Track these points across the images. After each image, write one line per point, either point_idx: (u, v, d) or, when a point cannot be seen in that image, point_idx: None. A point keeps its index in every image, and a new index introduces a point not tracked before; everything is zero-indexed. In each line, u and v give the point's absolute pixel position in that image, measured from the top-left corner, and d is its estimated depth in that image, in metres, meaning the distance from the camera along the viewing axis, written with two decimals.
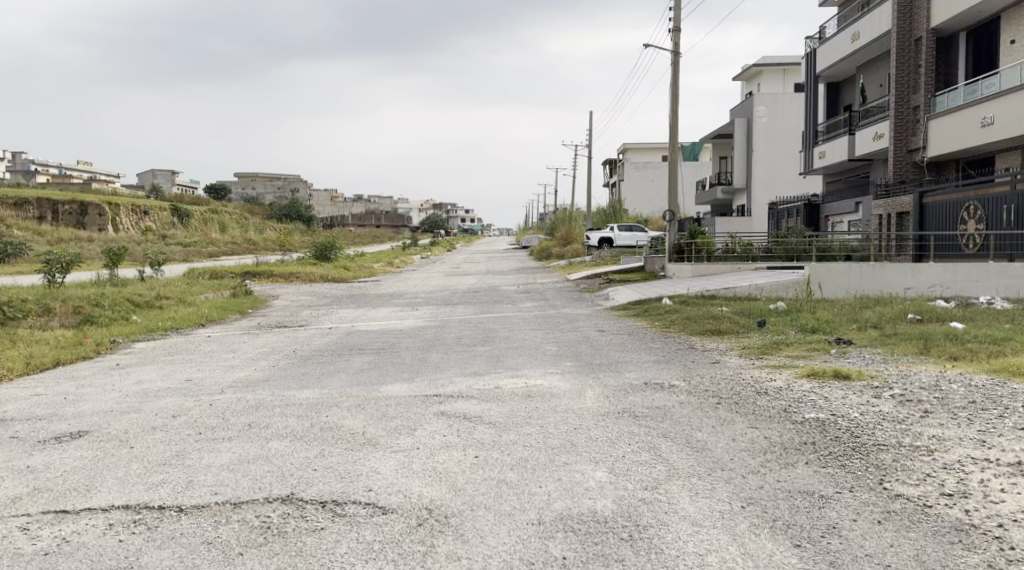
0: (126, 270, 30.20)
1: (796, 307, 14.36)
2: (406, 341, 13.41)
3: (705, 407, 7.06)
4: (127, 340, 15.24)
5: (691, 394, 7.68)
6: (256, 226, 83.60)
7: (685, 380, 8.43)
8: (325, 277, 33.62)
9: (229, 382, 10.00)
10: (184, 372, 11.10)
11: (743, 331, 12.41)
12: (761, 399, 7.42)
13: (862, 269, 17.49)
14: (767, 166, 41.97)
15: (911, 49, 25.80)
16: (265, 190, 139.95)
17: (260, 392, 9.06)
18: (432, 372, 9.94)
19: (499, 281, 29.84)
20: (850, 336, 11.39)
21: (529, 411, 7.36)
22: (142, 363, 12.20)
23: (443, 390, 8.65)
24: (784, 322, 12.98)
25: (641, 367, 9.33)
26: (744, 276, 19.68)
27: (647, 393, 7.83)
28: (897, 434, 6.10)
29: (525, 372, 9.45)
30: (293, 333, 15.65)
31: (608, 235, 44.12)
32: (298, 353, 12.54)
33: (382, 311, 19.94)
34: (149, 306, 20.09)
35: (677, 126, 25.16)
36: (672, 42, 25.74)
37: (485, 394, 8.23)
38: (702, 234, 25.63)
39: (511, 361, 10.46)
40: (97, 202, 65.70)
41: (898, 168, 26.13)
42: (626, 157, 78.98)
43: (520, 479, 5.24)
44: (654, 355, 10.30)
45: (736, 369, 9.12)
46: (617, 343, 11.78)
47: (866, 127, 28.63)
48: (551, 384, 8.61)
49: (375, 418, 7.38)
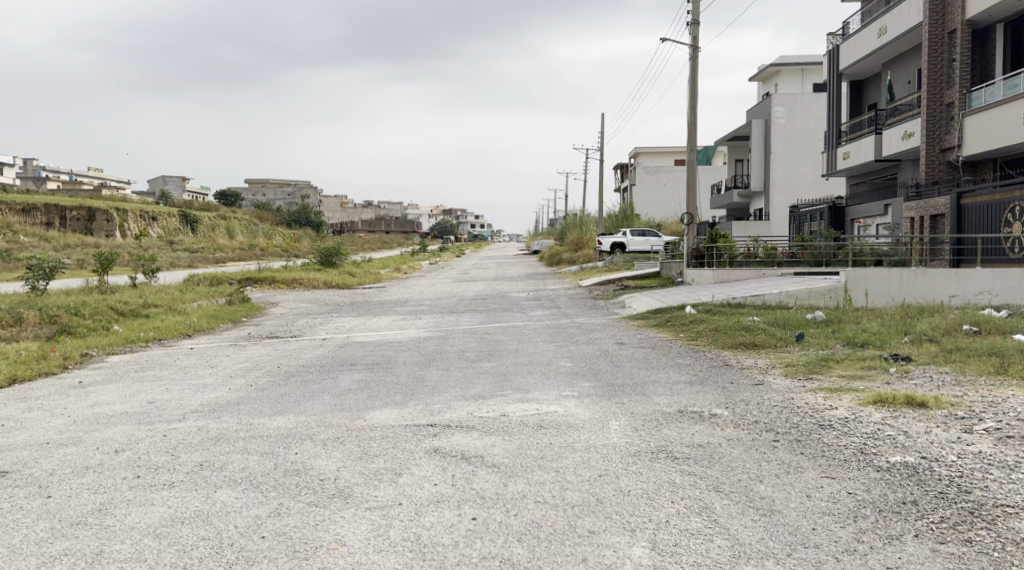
0: (120, 276, 28.97)
1: (836, 317, 12.91)
2: (404, 356, 12.08)
3: (761, 448, 5.69)
4: (103, 353, 14.00)
5: (740, 428, 6.31)
6: (266, 231, 82.60)
7: (727, 408, 7.04)
8: (328, 283, 32.36)
9: (195, 407, 8.65)
10: (149, 392, 9.77)
11: (784, 346, 11.00)
12: (826, 435, 6.06)
13: (902, 276, 15.99)
14: (785, 168, 40.39)
15: (944, 43, 24.28)
16: (275, 196, 139.18)
17: (226, 420, 7.74)
18: (428, 395, 8.57)
19: (508, 288, 28.47)
20: (909, 352, 9.99)
21: (541, 449, 6.01)
22: (107, 380, 10.89)
23: (438, 419, 7.30)
24: (826, 335, 11.55)
25: (672, 391, 7.95)
26: (770, 283, 18.28)
27: (684, 426, 6.46)
28: (1020, 488, 4.70)
29: (536, 397, 8.07)
30: (283, 346, 14.32)
31: (621, 240, 42.71)
32: (282, 369, 11.20)
33: (383, 321, 18.61)
34: (135, 315, 18.89)
35: (696, 123, 23.77)
36: (691, 36, 24.42)
37: (490, 425, 6.87)
38: (722, 237, 24.26)
39: (520, 381, 9.11)
40: (106, 208, 64.77)
41: (931, 169, 24.58)
42: (637, 161, 77.73)
43: (530, 560, 3.93)
44: (685, 374, 8.94)
45: (785, 393, 7.75)
46: (640, 359, 10.42)
47: (894, 126, 27.07)
48: (568, 412, 7.25)
49: (353, 458, 6.03)
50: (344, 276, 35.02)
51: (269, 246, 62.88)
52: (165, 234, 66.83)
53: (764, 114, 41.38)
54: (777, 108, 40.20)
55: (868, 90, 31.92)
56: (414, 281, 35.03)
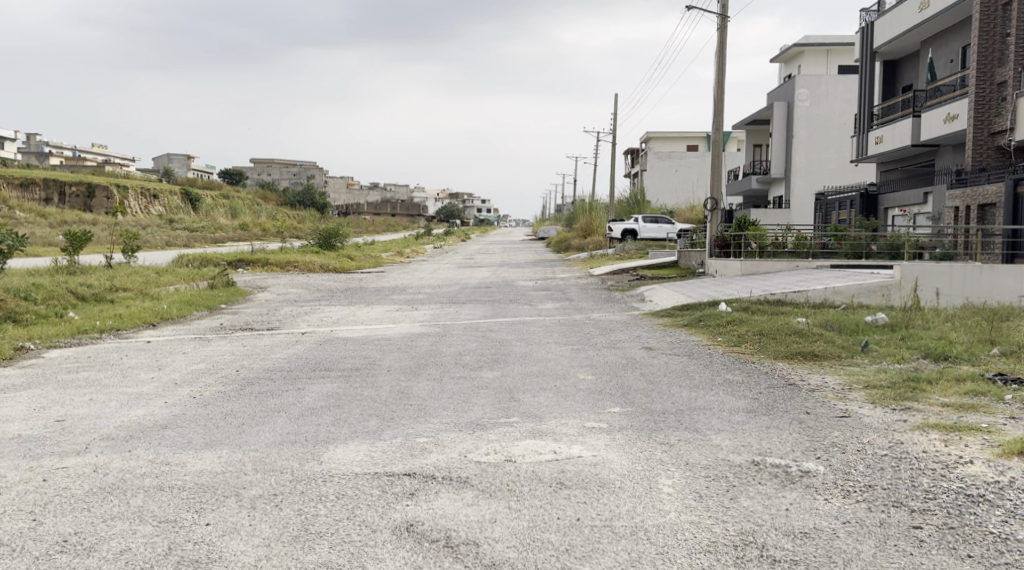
0: (97, 256, 26.87)
1: (901, 321, 10.90)
2: (390, 359, 10.11)
3: (909, 550, 3.76)
4: (43, 346, 12.05)
5: (855, 501, 4.38)
6: (271, 211, 80.55)
7: (821, 460, 5.09)
8: (324, 267, 30.35)
9: (110, 430, 6.68)
10: (62, 406, 7.76)
11: (851, 358, 9.01)
12: (989, 517, 4.13)
13: (967, 271, 14.10)
14: (808, 153, 38.19)
15: (997, 16, 22.31)
16: (281, 176, 137.03)
17: (136, 458, 5.76)
18: (411, 421, 6.60)
19: (515, 276, 26.41)
20: (1014, 371, 8.01)
21: (561, 531, 4.06)
22: (26, 385, 8.88)
23: (415, 465, 5.32)
24: (896, 344, 9.61)
25: (730, 426, 5.97)
26: (809, 277, 16.28)
27: (771, 494, 4.49)
28: None
29: (551, 430, 6.10)
30: (254, 342, 12.33)
31: (633, 227, 40.58)
32: (239, 375, 9.21)
33: (374, 312, 16.64)
34: (99, 300, 16.92)
35: (722, 98, 21.65)
36: (719, 4, 22.37)
37: (491, 480, 4.91)
38: (750, 224, 22.18)
39: (530, 403, 7.12)
40: (105, 185, 62.89)
41: (978, 154, 22.40)
42: (648, 147, 75.51)
43: None
44: (742, 399, 6.97)
45: (886, 434, 5.79)
46: (678, 372, 8.44)
47: (935, 108, 24.96)
48: (598, 458, 5.25)
49: (287, 539, 4.10)
50: (342, 259, 32.97)
51: (268, 226, 60.88)
52: (164, 212, 64.78)
53: (787, 97, 39.13)
54: (801, 91, 38.00)
55: (903, 71, 29.75)
56: (416, 266, 33.00)
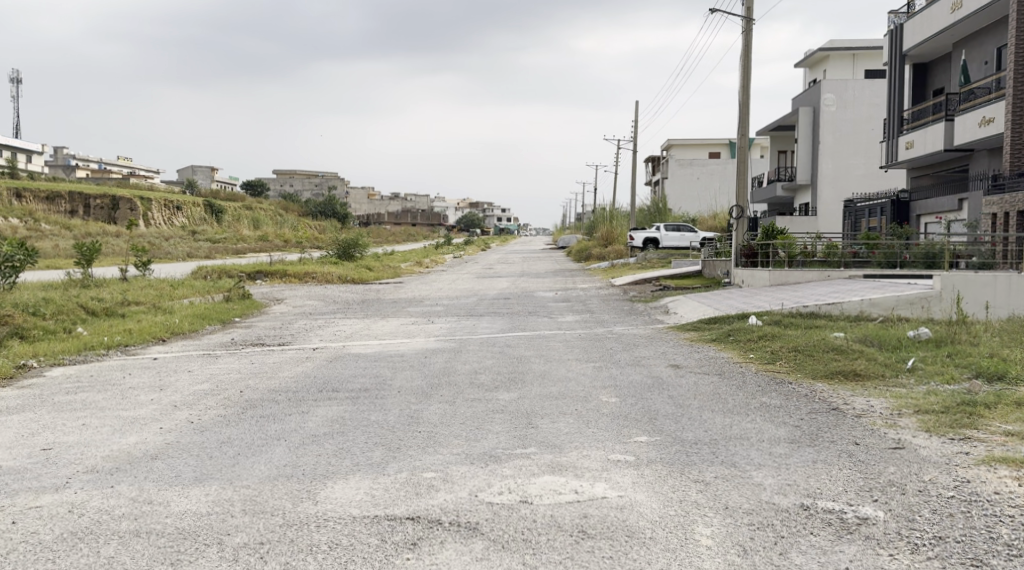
0: (114, 269, 26.55)
1: (946, 336, 10.21)
2: (402, 378, 9.55)
3: None
4: (46, 364, 11.63)
5: (928, 561, 3.78)
6: (293, 221, 80.56)
7: (882, 504, 4.48)
8: (342, 279, 29.90)
9: (93, 462, 6.15)
10: (52, 432, 7.26)
11: (896, 377, 8.35)
12: None
13: (1011, 282, 13.38)
14: (835, 159, 37.40)
15: None
16: (303, 187, 137.47)
17: (116, 496, 5.23)
18: (418, 453, 6.03)
19: (534, 287, 25.84)
20: None
21: None
22: (19, 409, 8.41)
23: (419, 506, 4.75)
24: (943, 361, 8.93)
25: (770, 460, 5.35)
26: (841, 287, 15.60)
27: (829, 549, 3.89)
28: None
29: (572, 464, 5.51)
30: (264, 359, 11.84)
31: (655, 235, 39.90)
32: (242, 396, 8.70)
33: (389, 325, 16.15)
34: (110, 314, 16.52)
35: (748, 103, 20.99)
36: (743, 7, 21.75)
37: (503, 526, 4.34)
38: (778, 232, 21.47)
39: (550, 430, 6.53)
40: (129, 197, 63.00)
41: (1016, 158, 21.60)
42: (670, 154, 74.80)
43: None
44: (783, 426, 6.34)
45: (947, 469, 5.17)
46: (707, 393, 7.82)
47: (969, 111, 24.16)
48: (626, 500, 4.67)
49: None
50: (360, 270, 32.51)
51: (290, 238, 60.68)
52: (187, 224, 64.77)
53: (812, 102, 38.35)
54: (827, 96, 37.18)
55: (934, 74, 28.94)
56: (435, 277, 32.51)
